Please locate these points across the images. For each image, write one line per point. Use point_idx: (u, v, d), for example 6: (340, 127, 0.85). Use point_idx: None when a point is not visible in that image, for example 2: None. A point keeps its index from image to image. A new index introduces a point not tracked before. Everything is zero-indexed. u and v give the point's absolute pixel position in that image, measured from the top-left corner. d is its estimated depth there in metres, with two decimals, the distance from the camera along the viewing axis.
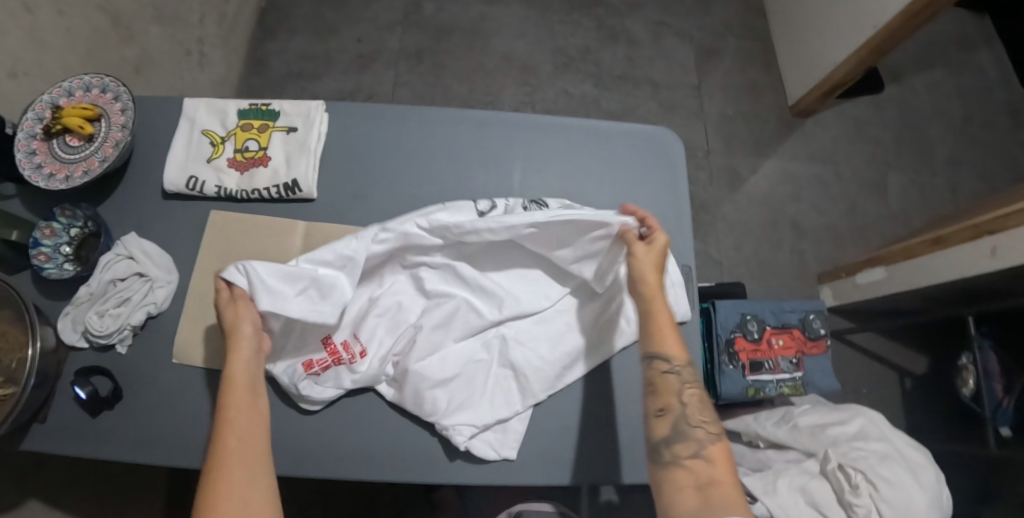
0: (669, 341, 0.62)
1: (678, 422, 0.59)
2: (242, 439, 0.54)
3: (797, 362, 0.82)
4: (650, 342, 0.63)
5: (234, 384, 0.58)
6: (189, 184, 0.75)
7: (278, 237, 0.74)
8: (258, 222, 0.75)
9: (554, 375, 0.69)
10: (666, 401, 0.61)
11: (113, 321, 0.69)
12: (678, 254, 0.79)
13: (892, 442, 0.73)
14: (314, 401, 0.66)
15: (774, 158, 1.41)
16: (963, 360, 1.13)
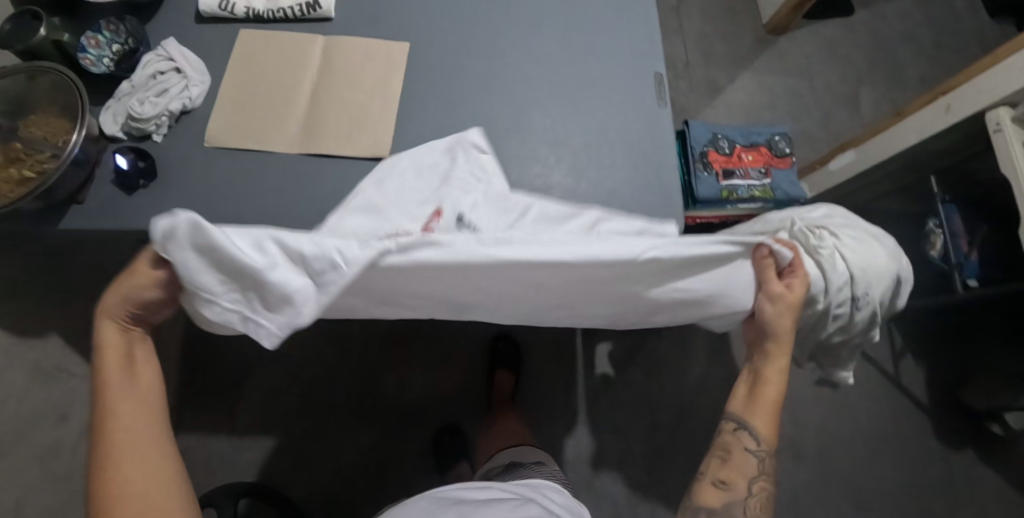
0: (763, 403, 0.66)
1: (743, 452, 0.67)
2: (132, 423, 0.52)
3: (765, 172, 0.92)
4: (762, 333, 0.65)
5: (111, 357, 0.54)
6: (221, 5, 0.84)
7: (298, 47, 0.83)
8: (280, 38, 0.84)
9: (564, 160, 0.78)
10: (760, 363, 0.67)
11: (152, 107, 0.77)
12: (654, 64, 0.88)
13: (852, 220, 0.79)
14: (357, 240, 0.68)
15: (751, 70, 1.52)
16: (929, 227, 1.21)
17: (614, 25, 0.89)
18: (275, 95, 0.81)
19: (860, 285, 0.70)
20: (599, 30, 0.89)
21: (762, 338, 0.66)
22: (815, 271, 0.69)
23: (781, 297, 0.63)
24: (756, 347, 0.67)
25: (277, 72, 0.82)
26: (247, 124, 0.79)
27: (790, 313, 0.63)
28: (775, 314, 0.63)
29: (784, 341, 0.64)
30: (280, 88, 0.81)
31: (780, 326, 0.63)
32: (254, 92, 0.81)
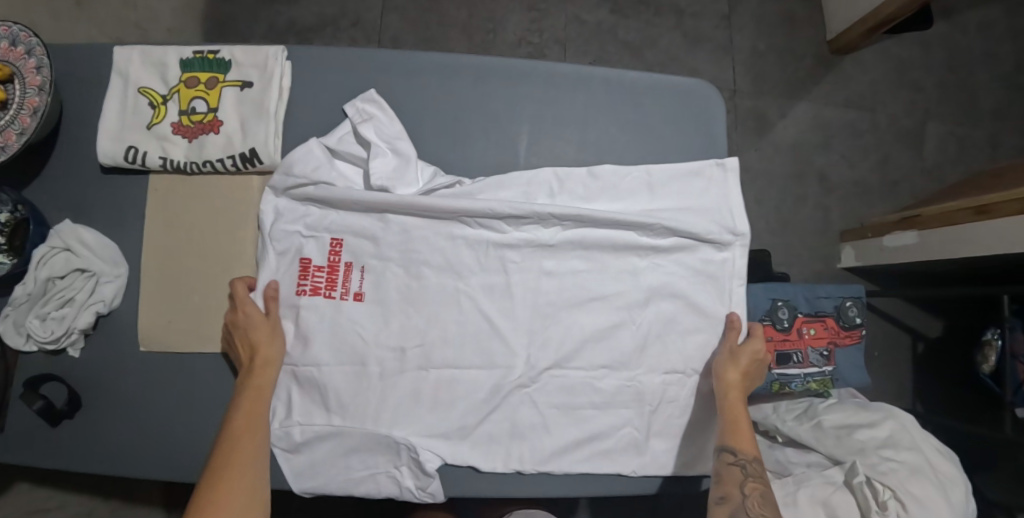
0: (744, 432, 0.56)
1: (737, 516, 0.52)
2: (235, 489, 0.50)
3: (828, 355, 0.75)
4: (727, 434, 0.56)
5: (264, 370, 0.57)
6: (128, 156, 0.62)
7: (243, 204, 0.63)
8: (224, 188, 0.63)
9: (585, 289, 0.62)
10: (737, 512, 0.52)
11: (58, 325, 0.60)
12: (713, 184, 0.65)
13: (923, 453, 0.67)
14: (314, 312, 0.60)
15: (807, 100, 1.23)
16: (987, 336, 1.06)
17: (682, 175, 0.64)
18: (216, 271, 0.63)
19: None
20: (663, 175, 0.64)
21: (735, 478, 0.54)
22: None
23: (733, 386, 0.58)
24: (738, 480, 0.54)
25: (216, 240, 0.63)
26: (183, 315, 0.62)
27: (744, 421, 0.57)
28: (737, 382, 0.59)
29: (748, 434, 0.56)
30: (218, 266, 0.63)
31: (732, 378, 0.59)
32: (186, 263, 0.63)
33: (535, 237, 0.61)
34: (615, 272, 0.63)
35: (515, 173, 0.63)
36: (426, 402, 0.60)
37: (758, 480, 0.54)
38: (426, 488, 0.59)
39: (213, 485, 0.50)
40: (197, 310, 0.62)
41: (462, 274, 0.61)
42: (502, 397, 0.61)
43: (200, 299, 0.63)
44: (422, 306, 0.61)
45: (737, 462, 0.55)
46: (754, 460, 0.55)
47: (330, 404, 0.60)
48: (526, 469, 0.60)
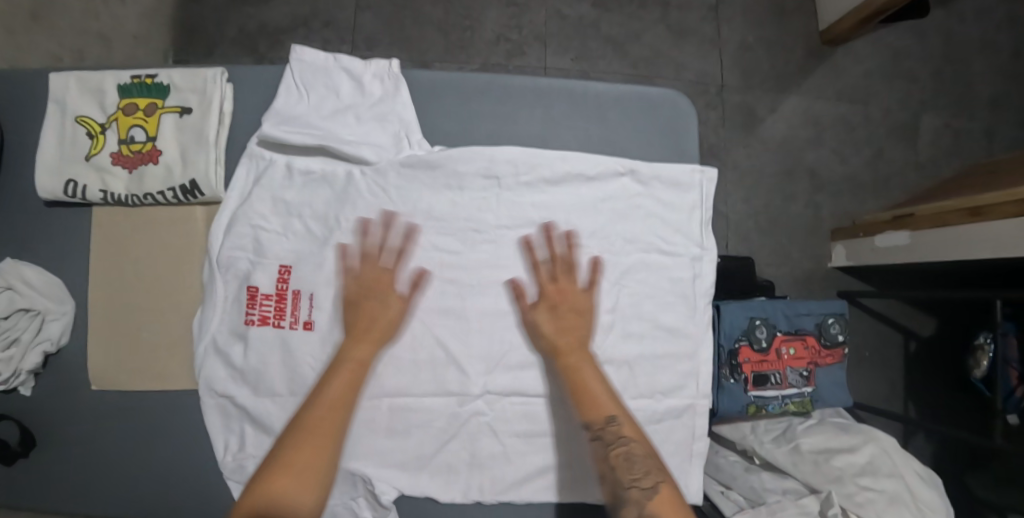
0: (593, 396, 0.53)
1: (616, 489, 0.50)
2: (325, 446, 0.49)
3: (808, 376, 0.73)
4: (581, 408, 0.53)
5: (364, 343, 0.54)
6: (68, 191, 0.59)
7: (192, 234, 0.60)
8: (172, 217, 0.60)
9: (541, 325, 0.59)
10: (614, 487, 0.50)
11: (5, 367, 0.58)
12: (680, 201, 0.62)
13: (902, 480, 0.65)
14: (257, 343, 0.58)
15: (797, 93, 1.18)
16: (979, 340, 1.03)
17: (645, 197, 0.62)
18: (163, 307, 0.60)
19: None
20: (622, 192, 0.61)
21: (600, 454, 0.52)
22: None
23: (566, 351, 0.55)
24: (602, 455, 0.51)
25: (164, 272, 0.60)
26: (131, 352, 0.60)
27: (597, 387, 0.53)
28: (568, 346, 0.56)
29: (597, 395, 0.53)
30: (164, 301, 0.60)
31: (555, 338, 0.56)
32: (132, 298, 0.60)
33: (490, 265, 0.59)
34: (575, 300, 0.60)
35: (472, 196, 0.59)
36: (383, 431, 0.58)
37: (618, 443, 0.51)
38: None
39: (308, 439, 0.48)
40: (146, 346, 0.60)
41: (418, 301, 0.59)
42: (461, 425, 0.58)
43: (149, 334, 0.60)
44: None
45: (595, 436, 0.52)
46: (608, 422, 0.51)
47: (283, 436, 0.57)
48: (486, 499, 0.58)
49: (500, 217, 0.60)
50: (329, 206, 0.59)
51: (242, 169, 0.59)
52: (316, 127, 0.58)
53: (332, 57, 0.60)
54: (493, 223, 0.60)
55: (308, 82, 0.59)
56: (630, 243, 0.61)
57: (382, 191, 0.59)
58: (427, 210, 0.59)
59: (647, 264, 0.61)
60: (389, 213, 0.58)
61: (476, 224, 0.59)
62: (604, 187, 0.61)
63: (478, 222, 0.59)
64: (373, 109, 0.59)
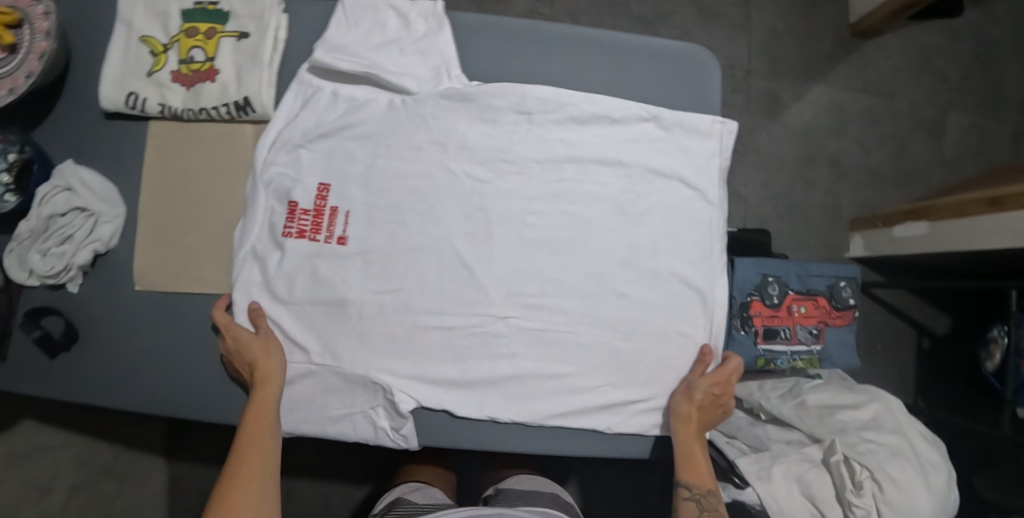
0: (698, 467, 0.59)
1: None
2: (246, 483, 0.51)
3: (817, 334, 0.74)
4: (685, 471, 0.58)
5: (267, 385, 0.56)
6: (129, 103, 0.63)
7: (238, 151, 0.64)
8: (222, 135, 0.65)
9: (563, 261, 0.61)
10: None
11: (57, 260, 0.63)
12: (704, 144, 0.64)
13: (905, 436, 0.66)
14: (292, 255, 0.60)
15: (824, 82, 1.18)
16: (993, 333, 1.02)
17: (668, 141, 0.63)
18: (209, 217, 0.64)
19: None
20: (648, 135, 0.63)
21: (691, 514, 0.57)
22: None
23: (690, 418, 0.60)
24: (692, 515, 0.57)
25: (209, 185, 0.64)
26: (177, 257, 0.64)
27: (699, 456, 0.59)
28: (693, 415, 0.60)
29: (702, 468, 0.58)
30: (210, 211, 0.64)
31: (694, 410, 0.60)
32: (181, 207, 0.64)
33: (516, 198, 0.61)
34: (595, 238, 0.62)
35: (504, 127, 0.61)
36: (404, 350, 0.60)
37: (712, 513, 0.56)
38: (401, 430, 0.59)
39: (225, 489, 0.51)
40: (189, 253, 0.64)
41: (444, 227, 0.61)
42: (482, 346, 0.60)
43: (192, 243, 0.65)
44: (401, 256, 0.60)
45: (692, 498, 0.57)
46: (709, 492, 0.57)
47: (312, 347, 0.60)
48: (504, 417, 0.60)
49: (530, 149, 0.61)
50: (370, 130, 0.61)
51: (290, 95, 0.61)
52: (361, 57, 0.60)
53: None
54: (524, 155, 0.61)
55: (356, 15, 0.61)
56: (651, 186, 0.63)
57: (421, 119, 0.61)
58: (461, 139, 0.61)
59: (668, 206, 0.63)
60: (421, 137, 0.60)
61: (506, 155, 0.61)
62: (634, 125, 0.62)
63: (509, 153, 0.61)
64: (416, 44, 0.61)
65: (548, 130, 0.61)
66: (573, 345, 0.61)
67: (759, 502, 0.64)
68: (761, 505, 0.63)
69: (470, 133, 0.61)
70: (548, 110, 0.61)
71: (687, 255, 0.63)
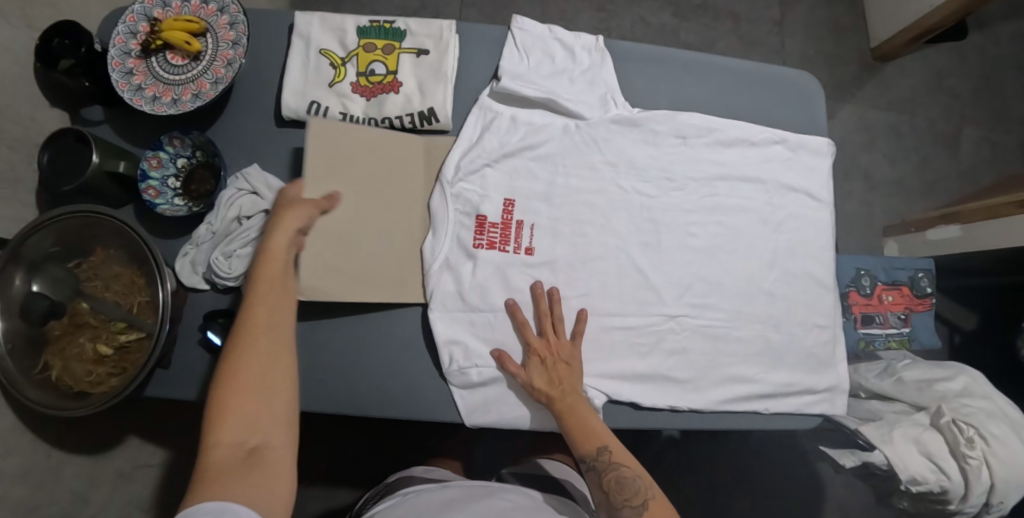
0: (589, 431, 0.59)
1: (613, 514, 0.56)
2: (262, 338, 0.49)
3: (905, 318, 0.83)
4: (574, 443, 0.59)
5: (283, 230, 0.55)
6: (310, 110, 0.67)
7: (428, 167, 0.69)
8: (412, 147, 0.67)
9: (721, 264, 0.70)
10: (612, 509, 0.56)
11: (241, 262, 0.65)
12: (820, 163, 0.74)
13: (995, 402, 0.76)
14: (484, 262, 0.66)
15: (852, 103, 1.34)
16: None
17: (795, 160, 0.73)
18: (383, 226, 0.65)
19: (998, 495, 0.71)
20: (778, 155, 0.73)
21: (596, 481, 0.58)
22: (956, 479, 0.70)
23: (553, 396, 0.61)
24: (597, 482, 0.57)
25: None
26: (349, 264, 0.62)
27: (579, 423, 0.59)
28: (558, 392, 0.61)
29: (587, 432, 0.59)
30: (385, 219, 0.65)
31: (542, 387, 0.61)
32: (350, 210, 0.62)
33: (678, 203, 0.70)
34: (747, 240, 0.71)
35: (667, 151, 0.71)
36: (590, 344, 0.67)
37: (610, 469, 0.57)
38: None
39: (243, 335, 0.48)
40: (367, 260, 0.63)
41: (621, 235, 0.69)
42: (658, 341, 0.68)
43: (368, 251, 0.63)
44: (585, 261, 0.68)
45: (589, 466, 0.58)
46: (600, 452, 0.58)
47: (507, 347, 0.65)
48: (682, 405, 0.67)
49: (685, 170, 0.71)
50: (548, 154, 0.69)
51: (473, 117, 0.68)
52: (539, 84, 0.69)
53: (547, 28, 0.71)
54: (684, 172, 0.71)
55: (528, 47, 0.70)
56: (784, 198, 0.73)
57: (593, 142, 0.70)
58: (631, 156, 0.70)
59: (799, 217, 0.73)
60: (597, 155, 0.70)
61: (668, 174, 0.70)
62: (772, 144, 0.73)
63: (670, 172, 0.70)
64: (584, 74, 0.71)
65: (693, 146, 0.71)
66: (730, 336, 0.69)
67: (886, 462, 0.73)
68: (889, 465, 0.72)
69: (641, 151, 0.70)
70: (691, 136, 0.71)
71: (818, 257, 0.73)
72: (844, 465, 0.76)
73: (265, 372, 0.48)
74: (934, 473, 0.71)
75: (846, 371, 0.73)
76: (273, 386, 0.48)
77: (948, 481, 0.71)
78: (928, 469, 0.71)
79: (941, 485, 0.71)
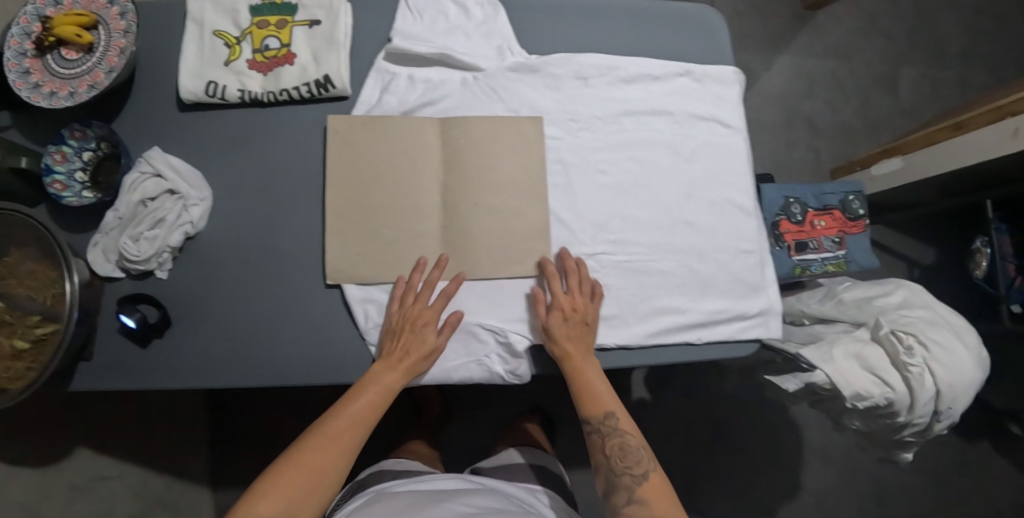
0: (597, 396, 0.61)
1: (611, 475, 0.59)
2: (328, 453, 0.54)
3: (839, 242, 0.82)
4: (579, 402, 0.61)
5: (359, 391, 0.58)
6: (209, 91, 0.68)
7: (460, 167, 0.67)
8: (362, 132, 0.67)
9: (633, 200, 0.69)
10: (609, 471, 0.60)
11: (151, 245, 0.64)
12: (730, 90, 0.74)
13: (936, 310, 0.75)
14: (387, 221, 0.65)
15: (788, 53, 1.35)
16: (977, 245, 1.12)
17: (702, 91, 0.73)
18: (402, 206, 0.66)
19: (945, 400, 0.69)
20: (682, 88, 0.73)
21: (598, 444, 0.61)
22: (900, 389, 0.69)
23: (571, 356, 0.61)
24: (598, 444, 0.60)
25: (309, 166, 0.69)
26: (378, 245, 0.65)
27: (593, 383, 0.61)
28: (573, 351, 0.61)
29: (604, 395, 0.61)
30: (415, 201, 0.66)
31: (565, 348, 0.61)
32: (387, 197, 0.66)
33: (585, 143, 0.70)
34: (660, 172, 0.70)
35: (567, 92, 0.71)
36: (507, 292, 0.66)
37: (614, 435, 0.60)
38: (517, 370, 0.64)
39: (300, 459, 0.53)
40: (390, 243, 0.65)
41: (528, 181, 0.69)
42: (576, 281, 0.67)
43: (392, 233, 0.65)
44: (496, 207, 0.66)
45: (595, 428, 0.61)
46: (608, 417, 0.61)
47: None
48: (606, 342, 0.66)
49: (590, 108, 0.71)
50: (448, 110, 0.69)
51: (370, 81, 0.69)
52: (433, 42, 0.69)
53: None
54: (588, 113, 0.71)
55: (421, 7, 0.71)
56: (694, 129, 0.72)
57: (493, 92, 0.70)
58: (532, 102, 0.70)
59: (711, 144, 0.72)
60: (496, 105, 0.70)
61: (571, 115, 0.70)
62: (675, 78, 0.73)
63: (572, 113, 0.70)
64: (479, 28, 0.71)
65: (593, 86, 0.71)
66: (649, 269, 0.68)
67: (828, 381, 0.70)
68: (831, 383, 0.70)
69: (540, 95, 0.70)
70: (590, 77, 0.71)
71: (735, 179, 0.72)
72: (784, 389, 0.73)
73: (311, 490, 0.52)
74: (878, 386, 0.70)
75: (778, 292, 0.72)
76: (308, 505, 0.52)
77: (893, 392, 0.69)
78: (871, 383, 0.70)
79: (887, 397, 0.69)
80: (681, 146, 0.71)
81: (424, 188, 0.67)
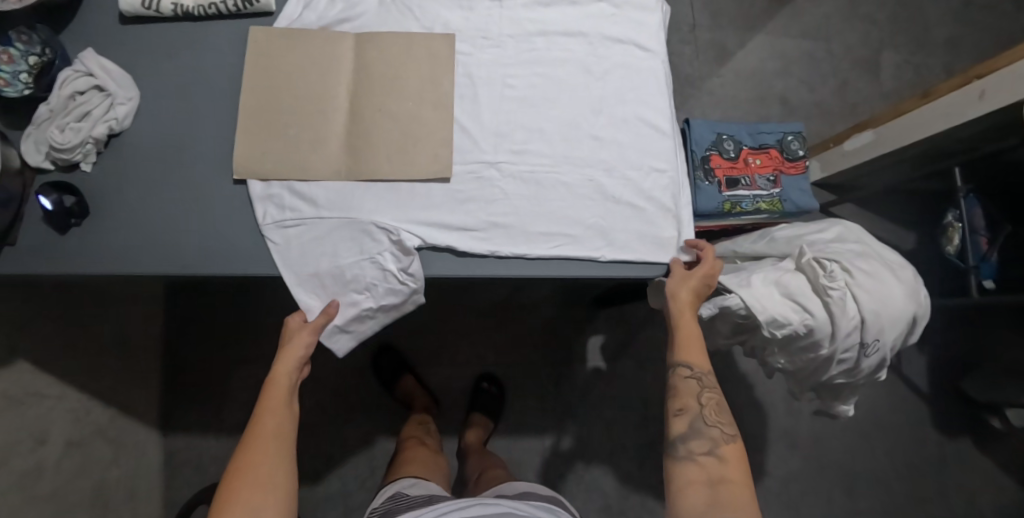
0: (692, 346, 0.64)
1: (696, 422, 0.61)
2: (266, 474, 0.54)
3: (774, 180, 0.80)
4: (681, 350, 0.64)
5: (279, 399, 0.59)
6: (144, 3, 0.71)
7: (370, 75, 0.69)
8: (278, 43, 0.69)
9: (544, 115, 0.70)
10: (695, 419, 0.61)
11: (75, 133, 0.66)
12: (651, 18, 0.74)
13: (868, 245, 0.71)
14: (293, 122, 0.67)
15: (763, 32, 1.34)
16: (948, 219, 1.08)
17: (622, 16, 0.74)
18: (310, 109, 0.68)
19: (871, 331, 0.64)
20: (602, 12, 0.74)
21: (690, 391, 0.63)
22: (820, 315, 0.64)
23: (687, 306, 0.64)
24: (693, 391, 0.63)
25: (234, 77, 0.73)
26: (282, 145, 0.67)
27: (697, 338, 0.64)
28: (689, 300, 0.64)
29: (698, 349, 0.63)
30: (322, 106, 0.68)
31: (686, 299, 0.64)
32: (294, 100, 0.68)
33: (499, 60, 0.71)
34: (572, 91, 0.71)
35: (484, 12, 0.72)
36: (406, 194, 0.66)
37: (709, 388, 0.63)
38: (408, 268, 0.64)
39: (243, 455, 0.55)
40: (293, 143, 0.67)
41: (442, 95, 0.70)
42: (477, 187, 0.67)
43: (297, 134, 0.67)
44: (402, 113, 0.67)
45: (692, 375, 0.63)
46: (706, 371, 0.63)
47: (319, 200, 0.65)
48: (503, 251, 0.65)
49: (504, 28, 0.72)
50: (364, 26, 0.72)
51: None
52: None
53: None
54: (503, 32, 0.72)
55: None
56: (609, 51, 0.72)
57: (409, 10, 0.72)
58: (448, 19, 0.72)
59: (628, 67, 0.72)
60: (411, 21, 0.72)
61: (484, 33, 0.72)
62: (594, 3, 0.74)
63: (486, 32, 0.72)
64: None
65: (511, 7, 0.73)
66: (552, 181, 0.68)
67: (743, 306, 0.66)
68: (746, 307, 0.66)
69: (457, 14, 0.72)
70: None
71: (651, 101, 0.72)
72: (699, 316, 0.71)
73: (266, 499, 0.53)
74: (797, 312, 0.65)
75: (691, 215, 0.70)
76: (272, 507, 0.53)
77: (812, 318, 0.65)
78: (790, 309, 0.65)
79: (806, 325, 0.65)
80: (596, 67, 0.72)
81: (333, 94, 0.68)
